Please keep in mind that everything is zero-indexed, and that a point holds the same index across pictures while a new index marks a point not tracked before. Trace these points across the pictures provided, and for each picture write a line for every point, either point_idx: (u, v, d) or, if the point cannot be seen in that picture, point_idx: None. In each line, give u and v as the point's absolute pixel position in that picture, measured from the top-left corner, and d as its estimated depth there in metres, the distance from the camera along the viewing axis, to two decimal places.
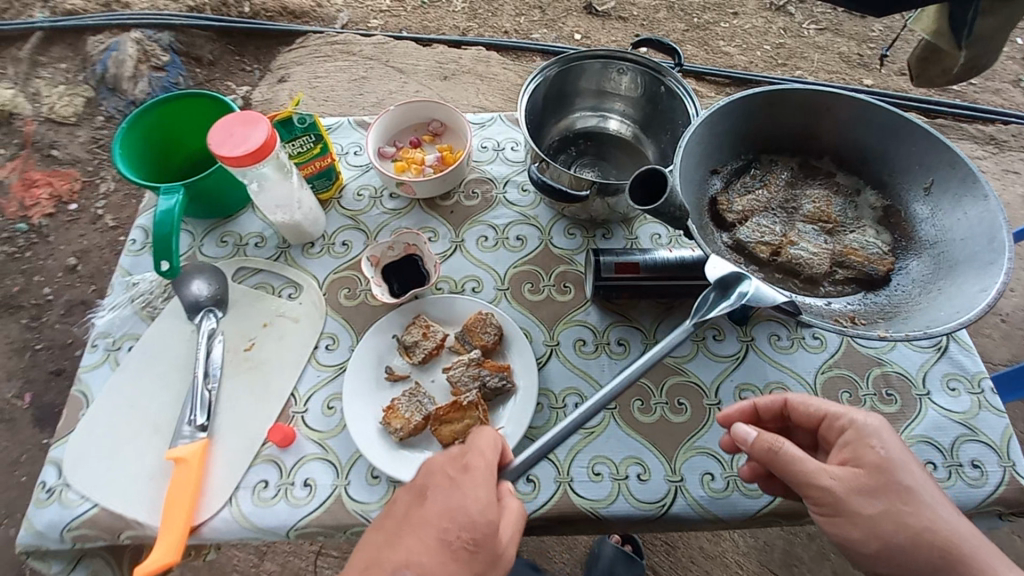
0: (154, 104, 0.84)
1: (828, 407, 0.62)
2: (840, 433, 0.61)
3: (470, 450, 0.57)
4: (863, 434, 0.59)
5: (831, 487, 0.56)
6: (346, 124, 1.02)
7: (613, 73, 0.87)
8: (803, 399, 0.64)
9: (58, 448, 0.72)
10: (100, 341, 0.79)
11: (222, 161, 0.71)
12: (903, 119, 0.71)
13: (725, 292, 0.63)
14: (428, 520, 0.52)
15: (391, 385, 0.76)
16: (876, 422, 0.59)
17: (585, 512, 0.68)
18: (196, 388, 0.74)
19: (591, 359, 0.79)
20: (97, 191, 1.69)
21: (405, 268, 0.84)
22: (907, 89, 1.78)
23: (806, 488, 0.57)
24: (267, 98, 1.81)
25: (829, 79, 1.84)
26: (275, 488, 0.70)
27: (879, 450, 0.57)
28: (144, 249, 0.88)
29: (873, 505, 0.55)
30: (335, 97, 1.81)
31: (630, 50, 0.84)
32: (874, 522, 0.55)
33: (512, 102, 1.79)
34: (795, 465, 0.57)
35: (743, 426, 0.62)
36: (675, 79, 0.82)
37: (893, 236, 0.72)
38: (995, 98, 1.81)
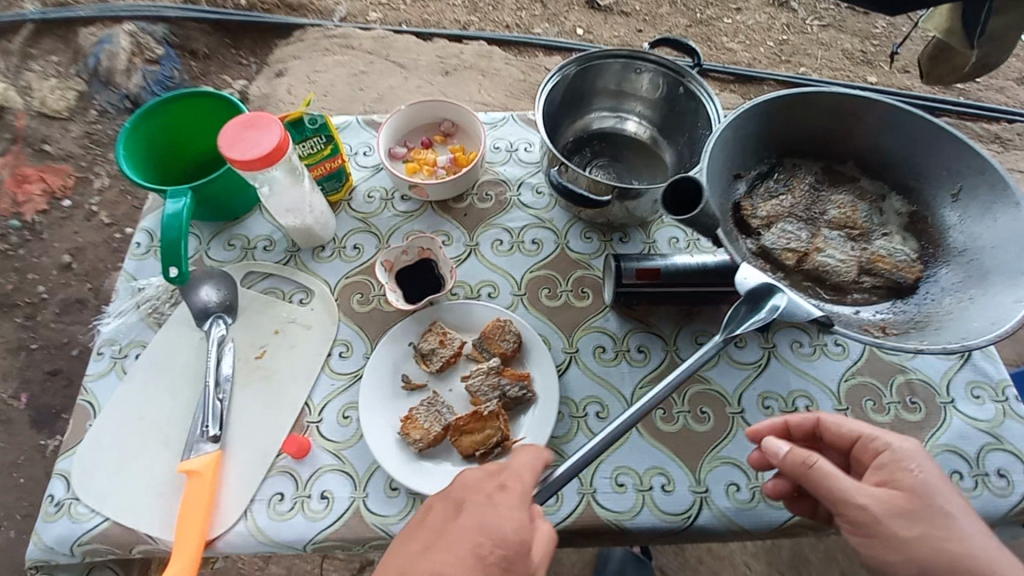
0: (158, 104, 0.82)
1: (862, 429, 0.63)
2: (874, 455, 0.62)
3: (508, 470, 0.57)
4: (899, 457, 0.60)
5: (868, 506, 0.57)
6: (355, 123, 0.99)
7: (633, 73, 0.85)
8: (837, 421, 0.65)
9: (65, 460, 0.70)
10: (106, 348, 0.77)
11: (232, 165, 0.68)
12: (932, 124, 0.69)
13: (756, 305, 0.63)
14: (462, 532, 0.51)
15: (408, 395, 0.74)
16: (911, 446, 0.60)
17: (609, 524, 0.67)
18: (208, 398, 0.71)
19: (611, 366, 0.77)
20: (92, 186, 1.64)
21: (420, 274, 0.81)
22: (911, 87, 1.77)
23: (842, 507, 0.58)
24: (266, 93, 1.78)
25: (833, 76, 1.82)
26: (291, 501, 0.68)
27: (915, 474, 0.58)
28: (150, 254, 0.85)
29: (911, 529, 0.56)
30: (335, 93, 1.78)
31: (651, 51, 0.82)
32: (911, 545, 0.55)
33: (514, 98, 1.76)
34: (829, 482, 0.58)
35: (776, 441, 0.64)
36: (697, 81, 0.80)
37: (920, 243, 0.71)
38: (999, 96, 1.78)
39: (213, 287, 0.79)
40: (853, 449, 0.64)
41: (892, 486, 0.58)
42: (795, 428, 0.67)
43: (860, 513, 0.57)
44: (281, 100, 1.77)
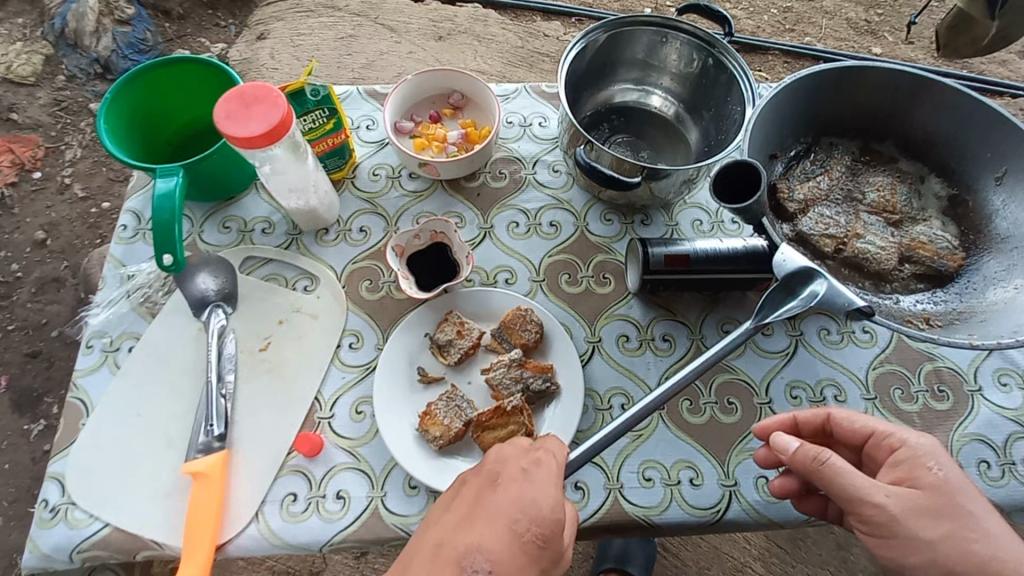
0: (145, 68, 0.74)
1: (876, 423, 0.59)
2: (890, 451, 0.57)
3: (541, 447, 0.52)
4: (917, 453, 0.55)
5: (885, 505, 0.53)
6: (356, 94, 0.92)
7: (663, 43, 0.80)
8: (847, 415, 0.61)
9: (58, 462, 0.65)
10: (96, 341, 0.71)
11: (231, 140, 0.62)
12: (979, 103, 0.66)
13: (791, 291, 0.60)
14: (501, 508, 0.47)
15: (425, 388, 0.70)
16: (929, 442, 0.56)
17: (638, 520, 0.65)
18: (212, 394, 0.67)
19: (636, 356, 0.74)
20: (63, 158, 1.54)
21: (434, 259, 0.77)
22: (916, 59, 1.70)
23: (856, 505, 0.54)
24: (246, 57, 1.67)
25: (837, 46, 1.74)
26: (304, 501, 0.64)
27: (935, 471, 0.54)
28: (137, 238, 0.78)
29: (934, 529, 0.51)
30: (321, 57, 1.67)
31: (684, 18, 0.76)
32: (935, 546, 0.51)
33: (511, 66, 1.67)
34: (843, 479, 0.53)
35: (784, 437, 0.59)
36: (730, 53, 0.74)
37: (961, 229, 0.69)
38: (1001, 70, 1.67)
39: (212, 274, 0.75)
40: (866, 445, 0.59)
41: (910, 484, 0.54)
42: (804, 424, 0.63)
43: (877, 512, 0.53)
44: (263, 64, 1.66)
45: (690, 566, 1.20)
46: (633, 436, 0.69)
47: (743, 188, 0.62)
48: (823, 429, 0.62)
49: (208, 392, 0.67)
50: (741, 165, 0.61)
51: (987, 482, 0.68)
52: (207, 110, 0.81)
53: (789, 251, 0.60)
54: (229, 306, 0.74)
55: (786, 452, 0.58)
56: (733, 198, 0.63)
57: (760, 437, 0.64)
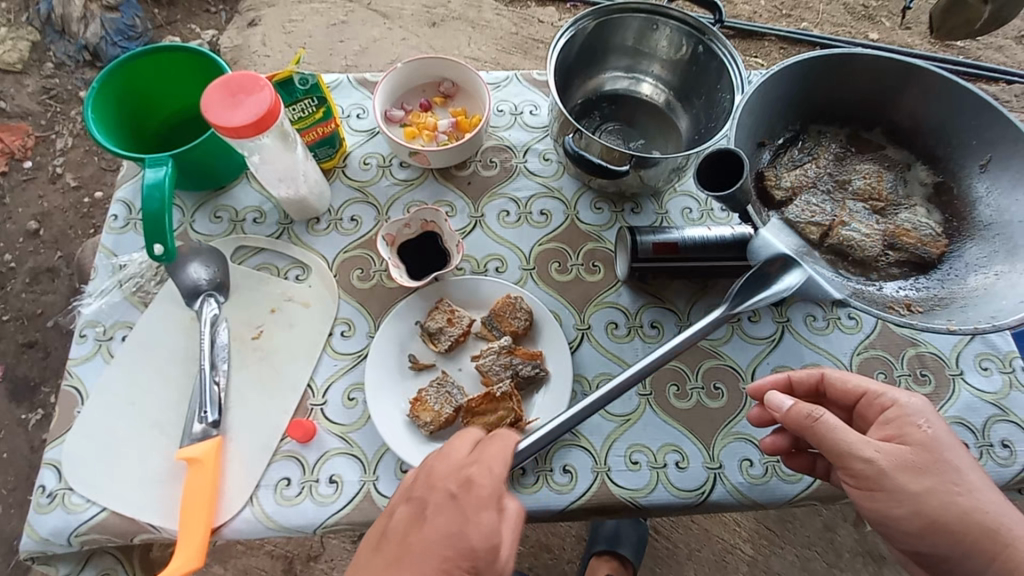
0: (125, 59, 0.73)
1: (869, 384, 0.60)
2: (881, 411, 0.58)
3: (477, 462, 0.53)
4: (907, 411, 0.57)
5: (874, 460, 0.54)
6: (346, 82, 0.92)
7: (654, 30, 0.79)
8: (842, 375, 0.62)
9: (54, 449, 0.66)
10: (89, 330, 0.72)
11: (219, 132, 0.62)
12: (967, 89, 0.67)
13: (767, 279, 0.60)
14: (427, 544, 0.47)
15: (416, 374, 0.71)
16: (919, 402, 0.57)
17: (624, 502, 0.66)
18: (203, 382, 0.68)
19: (624, 343, 0.75)
20: (54, 147, 1.53)
21: (424, 247, 0.77)
22: (912, 45, 1.69)
23: (846, 461, 0.55)
24: (238, 44, 1.65)
25: (834, 32, 1.73)
26: (298, 486, 0.65)
27: (924, 429, 0.55)
28: (128, 227, 0.79)
29: (919, 482, 0.53)
30: (313, 44, 1.66)
31: (674, 5, 0.76)
32: (919, 499, 0.53)
33: (505, 53, 1.66)
34: (835, 436, 0.54)
35: (779, 395, 0.59)
36: (720, 40, 0.74)
37: (945, 216, 0.69)
38: (998, 56, 1.66)
39: (206, 265, 0.75)
40: (857, 405, 0.60)
41: (900, 441, 0.55)
42: (798, 383, 0.64)
43: (866, 467, 0.54)
44: (254, 51, 1.64)
45: (681, 548, 1.23)
46: (620, 421, 0.70)
47: (727, 174, 0.62)
48: (816, 389, 0.63)
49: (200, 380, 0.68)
50: (726, 153, 0.62)
51: None
52: (190, 98, 0.81)
53: (771, 233, 0.61)
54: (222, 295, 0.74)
55: (779, 410, 0.58)
56: (716, 184, 0.63)
57: (753, 396, 0.66)
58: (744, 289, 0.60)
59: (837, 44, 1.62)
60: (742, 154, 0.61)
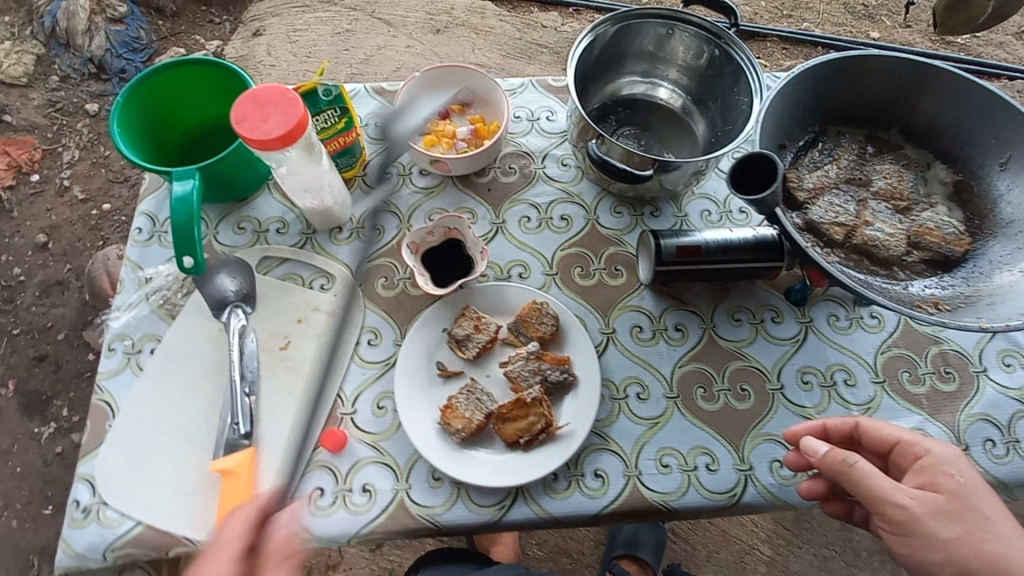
0: (147, 74, 0.74)
1: (902, 432, 0.62)
2: (914, 459, 0.60)
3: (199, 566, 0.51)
4: (940, 461, 0.59)
5: (908, 506, 0.56)
6: (363, 91, 0.92)
7: (671, 36, 0.80)
8: (876, 423, 0.64)
9: (87, 464, 0.66)
10: (117, 344, 0.72)
11: (249, 145, 0.63)
12: (981, 89, 0.68)
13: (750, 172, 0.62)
14: None
15: (444, 382, 0.72)
16: (951, 452, 0.59)
17: (657, 505, 0.67)
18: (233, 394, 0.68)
19: (649, 346, 0.76)
20: (61, 160, 1.53)
21: (448, 255, 0.78)
22: (914, 43, 1.70)
23: (881, 506, 0.57)
24: (242, 54, 1.66)
25: (835, 32, 1.73)
26: (331, 496, 0.66)
27: (956, 477, 0.57)
28: (154, 240, 0.79)
29: (950, 529, 0.55)
30: (318, 53, 1.66)
31: (692, 12, 0.77)
32: (950, 545, 0.55)
33: (509, 58, 1.67)
34: (870, 482, 0.57)
35: (814, 440, 0.62)
36: (738, 44, 0.75)
37: (966, 214, 0.69)
38: (999, 52, 1.67)
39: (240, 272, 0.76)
40: (891, 453, 0.62)
41: (933, 489, 0.58)
42: (833, 431, 0.65)
43: (899, 512, 0.56)
44: (259, 61, 1.65)
45: (699, 549, 1.23)
46: (649, 424, 0.71)
47: (761, 177, 0.63)
48: (851, 436, 0.65)
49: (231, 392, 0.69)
50: (759, 157, 0.62)
51: (992, 459, 0.70)
52: (210, 111, 0.82)
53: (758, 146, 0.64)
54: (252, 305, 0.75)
55: (815, 455, 0.61)
56: (751, 188, 0.64)
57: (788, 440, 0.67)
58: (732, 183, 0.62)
59: (840, 43, 1.63)
60: (776, 158, 0.61)
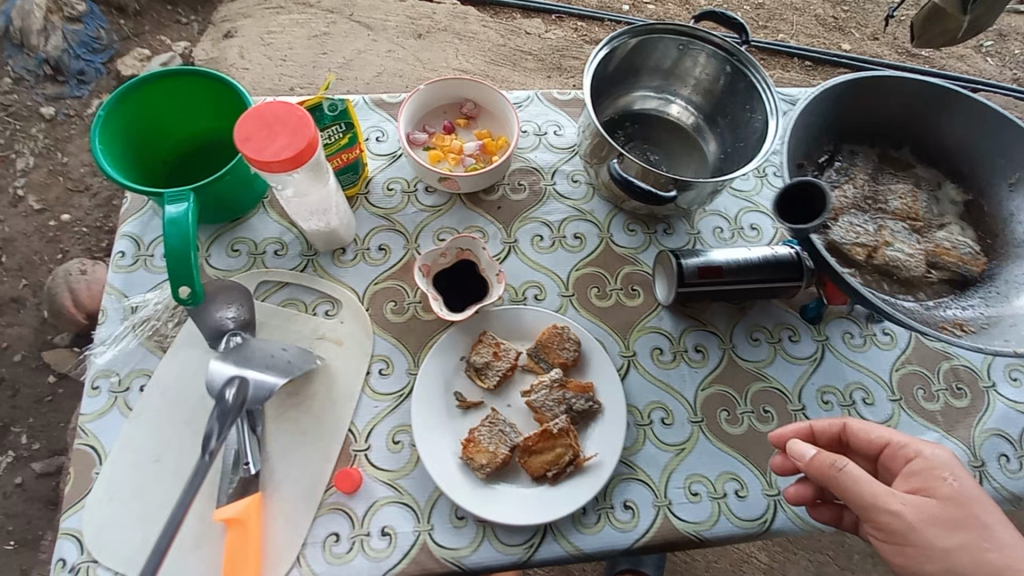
0: (137, 82, 0.68)
1: (892, 435, 0.61)
2: (905, 462, 0.59)
3: None
4: (932, 464, 0.57)
5: (901, 513, 0.54)
6: (362, 103, 0.88)
7: (688, 54, 0.79)
8: (865, 425, 0.63)
9: (72, 517, 0.60)
10: (102, 381, 0.66)
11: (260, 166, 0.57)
12: (991, 112, 0.69)
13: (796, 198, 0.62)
14: None
15: (464, 414, 0.68)
16: (943, 455, 0.58)
17: (688, 535, 0.65)
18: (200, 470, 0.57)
19: (671, 369, 0.74)
20: (14, 167, 1.40)
21: (461, 278, 0.74)
22: (882, 55, 1.74)
23: (873, 513, 0.55)
24: (214, 57, 1.58)
25: (809, 43, 1.76)
26: (348, 541, 0.62)
27: (950, 482, 0.55)
28: (138, 265, 0.73)
29: (949, 537, 0.52)
30: (295, 57, 1.59)
31: (711, 31, 0.76)
32: (950, 554, 0.52)
33: (493, 65, 1.63)
34: (861, 487, 0.55)
35: (801, 443, 0.60)
36: (755, 67, 0.75)
37: (978, 233, 0.70)
38: (960, 65, 1.73)
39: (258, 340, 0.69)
40: (881, 455, 0.61)
41: (926, 494, 0.55)
42: (820, 433, 0.64)
43: (893, 520, 0.54)
44: (232, 64, 1.57)
45: (699, 560, 1.22)
46: (676, 451, 0.69)
47: (804, 206, 0.63)
48: (839, 438, 0.64)
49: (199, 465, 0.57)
50: (809, 187, 0.61)
51: (1007, 474, 0.71)
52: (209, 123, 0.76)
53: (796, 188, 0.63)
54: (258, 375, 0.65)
55: (802, 459, 0.59)
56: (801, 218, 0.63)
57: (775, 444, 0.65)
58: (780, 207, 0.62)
59: (814, 54, 1.66)
60: (825, 193, 0.61)
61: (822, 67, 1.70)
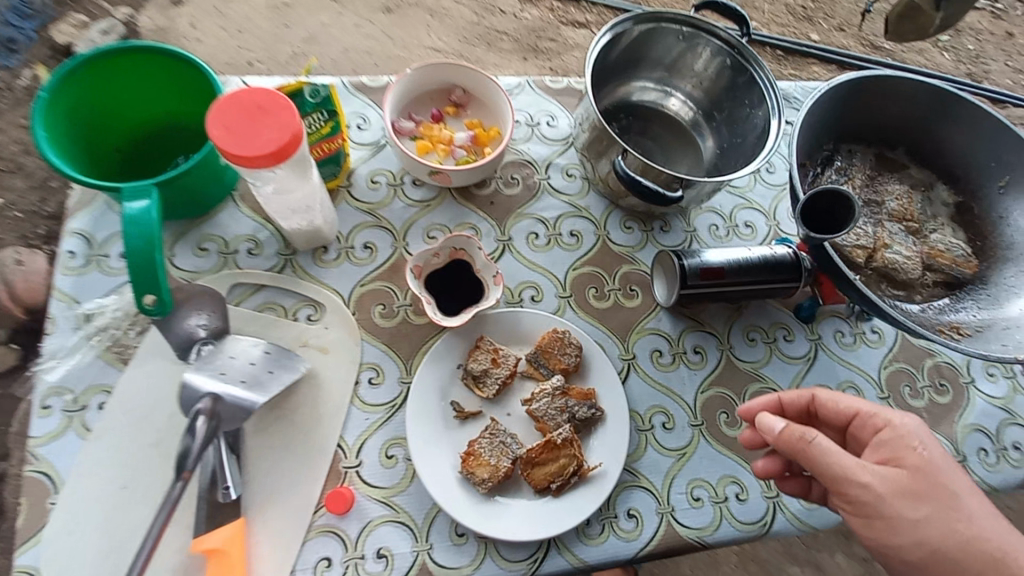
0: (93, 57, 0.62)
1: (861, 403, 0.57)
2: (874, 432, 0.55)
3: None
4: (901, 433, 0.53)
5: (870, 485, 0.50)
6: (342, 88, 0.82)
7: (693, 47, 0.77)
8: (833, 395, 0.59)
9: (27, 554, 0.54)
10: (54, 400, 0.59)
11: (240, 161, 0.51)
12: (985, 115, 0.69)
13: (822, 204, 0.63)
14: None
15: (462, 425, 0.65)
16: (914, 422, 0.54)
17: (691, 542, 0.65)
18: (173, 495, 0.53)
19: (671, 372, 0.73)
20: None
21: (454, 279, 0.70)
22: (847, 48, 1.59)
23: (841, 486, 0.51)
24: (162, 27, 1.38)
25: (779, 33, 1.58)
26: (341, 566, 0.58)
27: (920, 451, 0.52)
28: (91, 267, 0.66)
29: (917, 510, 0.50)
30: (253, 30, 1.40)
31: (718, 26, 0.74)
32: (919, 526, 0.49)
33: (467, 45, 1.45)
34: (830, 460, 0.51)
35: (769, 416, 0.56)
36: (760, 65, 0.73)
37: (968, 235, 0.72)
38: (919, 60, 1.59)
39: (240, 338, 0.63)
40: (850, 426, 0.57)
41: (896, 464, 0.52)
42: (789, 405, 0.61)
43: (862, 493, 0.50)
44: (182, 34, 1.39)
45: None
46: (677, 456, 0.68)
47: (828, 213, 0.63)
48: (807, 410, 0.61)
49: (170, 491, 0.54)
50: (844, 198, 0.61)
51: (986, 467, 0.74)
52: (176, 111, 0.70)
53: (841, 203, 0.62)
54: (237, 394, 0.59)
55: (771, 433, 0.55)
56: (819, 226, 0.63)
57: (744, 419, 0.62)
58: (809, 205, 0.62)
59: (785, 43, 1.44)
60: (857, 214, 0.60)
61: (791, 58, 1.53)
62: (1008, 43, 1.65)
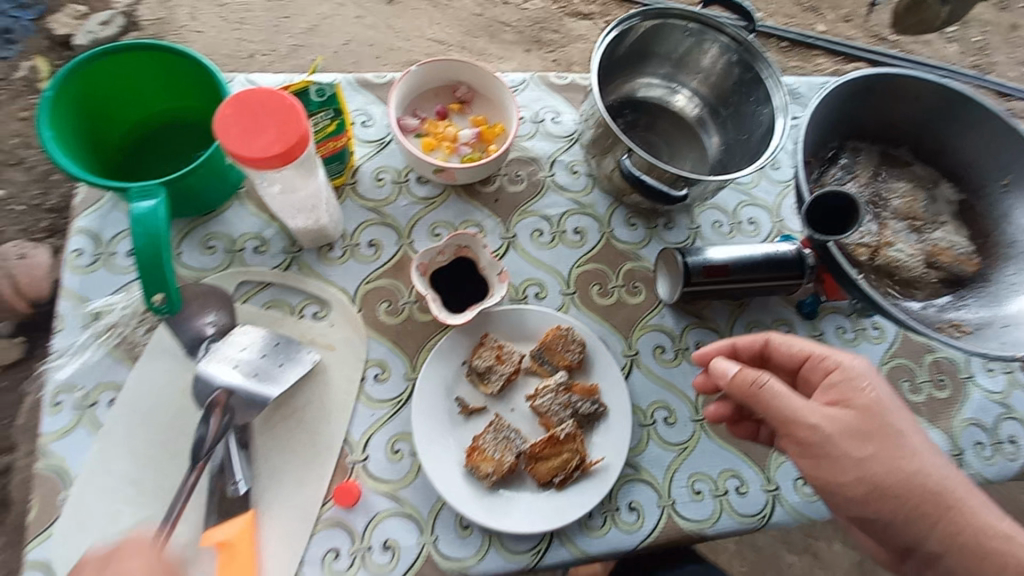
0: (100, 53, 0.62)
1: (814, 346, 0.57)
2: (825, 374, 0.56)
3: None
4: (851, 375, 0.53)
5: (819, 426, 0.51)
6: (345, 84, 0.82)
7: (701, 43, 0.77)
8: (787, 339, 0.59)
9: (38, 547, 0.55)
10: (65, 398, 0.61)
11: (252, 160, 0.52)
12: (988, 112, 0.69)
13: (828, 210, 0.64)
14: None
15: (467, 420, 0.66)
16: (863, 364, 0.54)
17: (691, 533, 0.66)
18: (187, 484, 0.56)
19: (673, 367, 0.73)
20: None
21: (460, 276, 0.70)
22: (852, 39, 1.57)
23: (790, 428, 0.52)
24: (160, 17, 1.36)
25: (785, 23, 1.57)
26: (348, 557, 0.59)
27: (868, 391, 0.52)
28: (99, 265, 0.67)
29: (862, 448, 0.50)
30: (253, 19, 1.39)
31: (726, 23, 0.73)
32: (864, 464, 0.50)
33: (471, 36, 1.45)
34: (778, 402, 0.52)
35: (724, 360, 0.57)
36: (767, 64, 0.73)
37: (971, 232, 0.72)
38: (924, 51, 1.58)
39: (252, 330, 0.64)
40: (802, 368, 0.58)
41: (844, 405, 0.52)
42: (743, 350, 0.61)
43: (811, 433, 0.51)
44: (182, 26, 1.36)
45: None
46: (679, 450, 0.69)
47: (839, 215, 0.64)
48: (761, 354, 0.61)
49: (184, 481, 0.57)
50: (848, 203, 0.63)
51: (982, 460, 0.75)
52: (185, 110, 0.71)
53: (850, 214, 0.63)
54: (249, 387, 0.60)
55: (725, 378, 0.56)
56: (825, 227, 0.65)
57: (698, 363, 0.63)
58: (814, 206, 0.63)
59: (787, 34, 1.40)
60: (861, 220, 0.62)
61: (796, 48, 1.51)
62: (1013, 34, 1.63)
